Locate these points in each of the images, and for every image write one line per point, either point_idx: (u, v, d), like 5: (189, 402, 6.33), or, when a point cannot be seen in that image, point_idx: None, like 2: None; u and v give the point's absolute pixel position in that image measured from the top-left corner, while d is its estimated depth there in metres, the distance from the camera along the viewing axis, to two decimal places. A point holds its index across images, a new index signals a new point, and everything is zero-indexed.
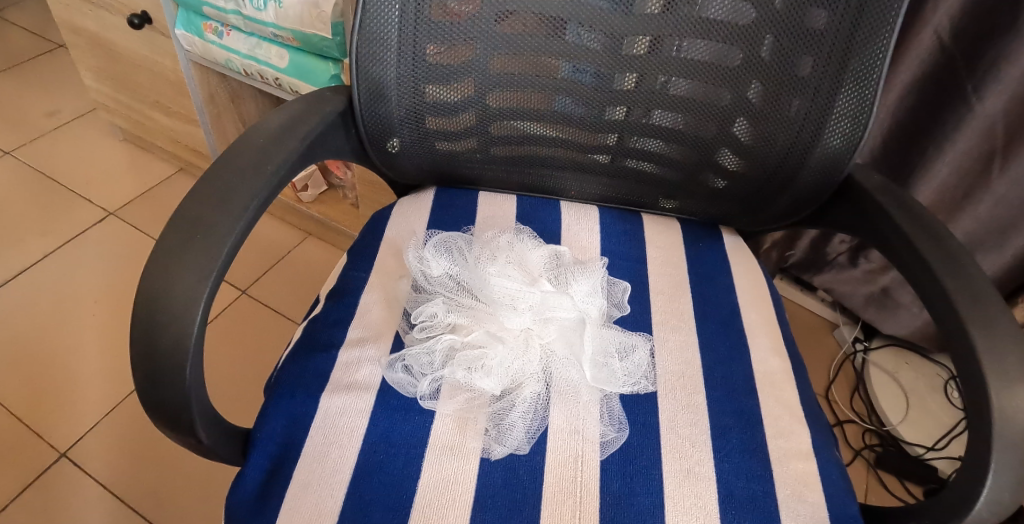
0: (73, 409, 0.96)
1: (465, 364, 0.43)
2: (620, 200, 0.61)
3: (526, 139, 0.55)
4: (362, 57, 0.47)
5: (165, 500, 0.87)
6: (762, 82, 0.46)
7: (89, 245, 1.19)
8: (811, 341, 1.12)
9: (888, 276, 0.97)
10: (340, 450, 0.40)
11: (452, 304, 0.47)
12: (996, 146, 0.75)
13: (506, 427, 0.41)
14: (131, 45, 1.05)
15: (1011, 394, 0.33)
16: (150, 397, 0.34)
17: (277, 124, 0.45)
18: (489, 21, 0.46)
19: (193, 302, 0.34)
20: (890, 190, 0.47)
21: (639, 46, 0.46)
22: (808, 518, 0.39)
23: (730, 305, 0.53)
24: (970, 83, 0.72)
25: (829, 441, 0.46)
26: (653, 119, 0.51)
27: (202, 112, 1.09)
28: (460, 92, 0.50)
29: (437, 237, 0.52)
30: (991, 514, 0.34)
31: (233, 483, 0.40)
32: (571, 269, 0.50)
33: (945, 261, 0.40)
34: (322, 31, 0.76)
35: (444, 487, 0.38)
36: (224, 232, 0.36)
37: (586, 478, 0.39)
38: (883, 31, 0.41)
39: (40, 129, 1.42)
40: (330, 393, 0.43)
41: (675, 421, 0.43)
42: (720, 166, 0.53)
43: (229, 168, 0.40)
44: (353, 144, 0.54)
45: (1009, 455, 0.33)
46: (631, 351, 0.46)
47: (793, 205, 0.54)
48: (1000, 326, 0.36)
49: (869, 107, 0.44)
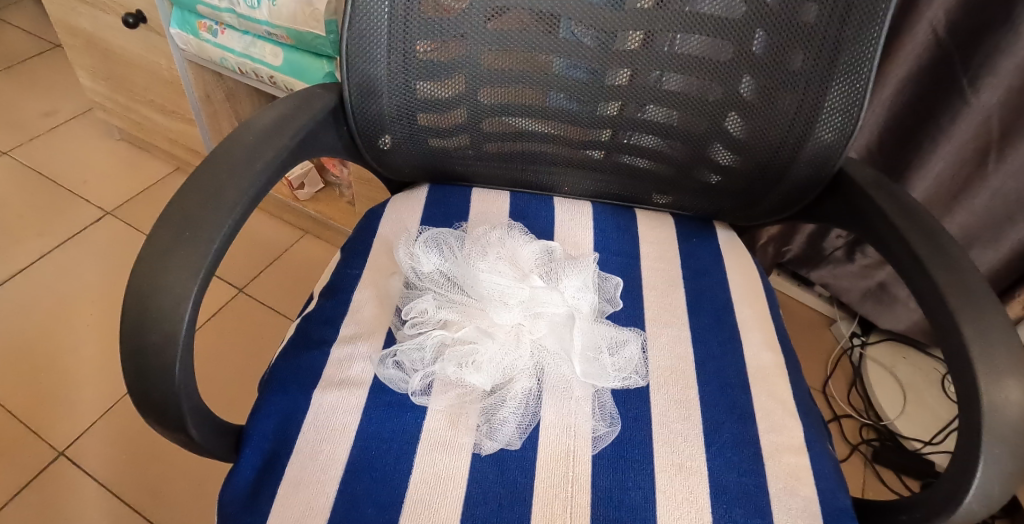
0: (70, 408, 0.96)
1: (455, 360, 0.43)
2: (614, 196, 0.60)
3: (519, 135, 0.55)
4: (353, 54, 0.47)
5: (164, 499, 0.88)
6: (754, 77, 0.46)
7: (85, 245, 1.20)
8: (809, 336, 1.12)
9: (884, 271, 0.97)
10: (331, 446, 0.40)
11: (442, 300, 0.47)
12: (991, 139, 0.75)
13: (498, 423, 0.41)
14: (126, 45, 1.05)
15: (999, 387, 0.33)
16: (140, 396, 0.34)
17: (268, 121, 0.45)
18: (479, 18, 0.46)
19: (183, 300, 0.34)
20: (882, 183, 0.47)
21: (631, 41, 0.46)
22: (800, 512, 0.39)
23: (724, 301, 0.53)
24: (966, 77, 0.72)
25: (822, 436, 0.46)
26: (646, 114, 0.51)
27: (198, 111, 1.09)
28: (452, 88, 0.50)
29: (428, 234, 0.52)
30: (981, 508, 0.34)
31: (226, 479, 0.40)
32: (562, 265, 0.50)
33: (936, 254, 0.40)
34: (315, 29, 0.76)
35: (436, 483, 0.38)
36: (213, 229, 0.36)
37: (578, 474, 0.39)
38: (874, 24, 0.41)
39: (37, 130, 1.42)
40: (322, 390, 0.44)
41: (667, 416, 0.43)
42: (713, 161, 0.53)
43: (218, 166, 0.40)
44: (345, 141, 0.54)
45: (999, 448, 0.33)
46: (623, 346, 0.46)
47: (786, 200, 0.54)
48: (990, 320, 0.36)
49: (860, 101, 0.44)
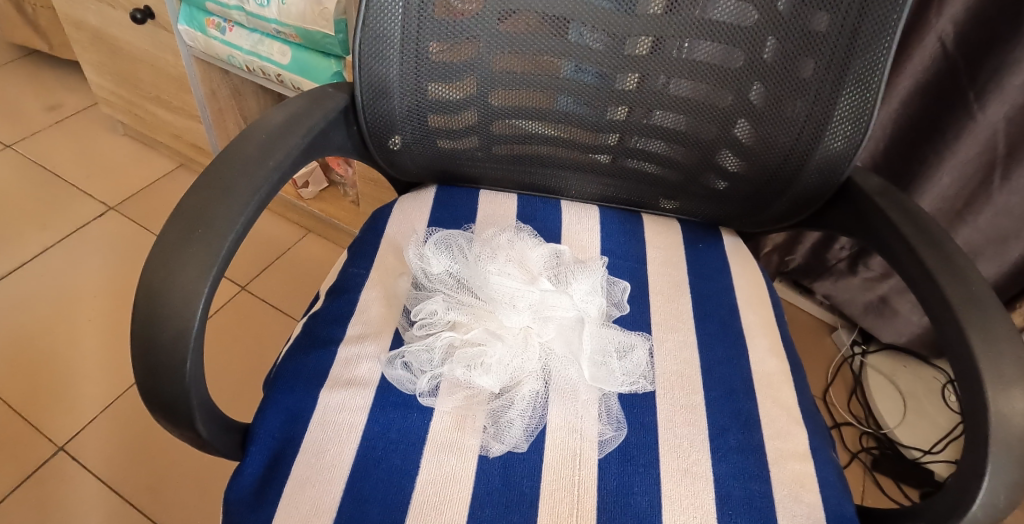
0: (72, 401, 0.96)
1: (465, 362, 0.43)
2: (621, 200, 0.61)
3: (528, 138, 0.55)
4: (364, 55, 0.47)
5: (164, 496, 0.88)
6: (764, 84, 0.46)
7: (89, 239, 1.20)
8: (810, 343, 1.12)
9: (887, 284, 0.97)
10: (338, 447, 0.40)
11: (452, 302, 0.47)
12: (997, 156, 0.75)
13: (505, 425, 0.41)
14: (134, 40, 1.05)
15: (1008, 396, 0.33)
16: (151, 391, 0.35)
17: (279, 121, 0.45)
18: (492, 19, 0.46)
19: (195, 296, 0.34)
20: (890, 192, 0.48)
21: (640, 46, 0.46)
22: (805, 519, 0.39)
23: (730, 305, 0.53)
24: (972, 91, 0.72)
25: (826, 442, 0.46)
26: (653, 119, 0.51)
27: (203, 108, 1.09)
28: (461, 91, 0.50)
29: (438, 235, 0.52)
30: (987, 517, 0.34)
31: (231, 477, 0.40)
32: (571, 269, 0.50)
33: (943, 263, 0.40)
34: (324, 28, 0.76)
35: (443, 485, 0.38)
36: (225, 226, 0.36)
37: (584, 477, 0.39)
38: (886, 34, 0.41)
39: (41, 123, 1.42)
40: (329, 389, 0.44)
41: (673, 421, 0.43)
42: (720, 167, 0.53)
43: (231, 163, 0.40)
44: (355, 141, 0.54)
45: (1006, 459, 0.33)
46: (630, 350, 0.46)
47: (792, 207, 0.54)
48: (998, 329, 0.36)
49: (869, 110, 0.44)
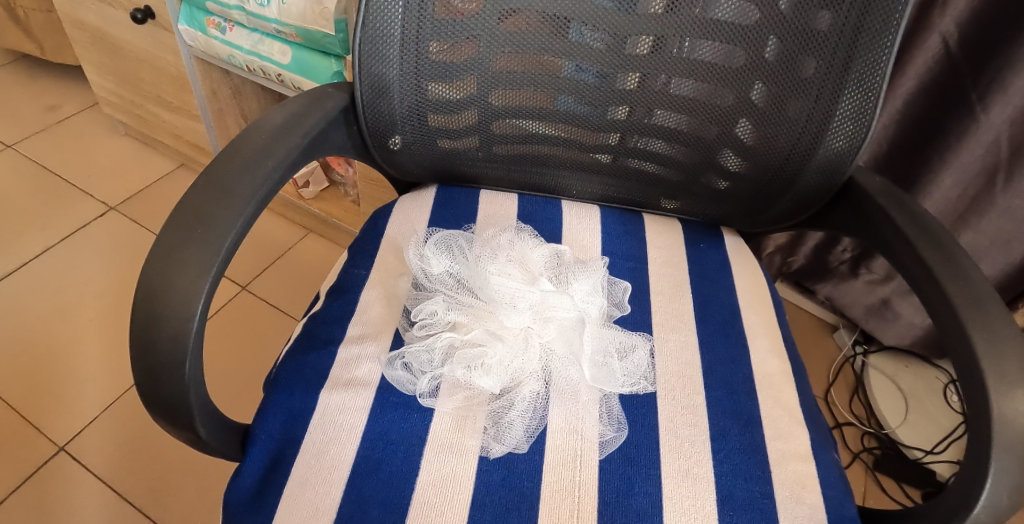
0: (73, 400, 0.96)
1: (465, 362, 0.43)
2: (622, 200, 0.60)
3: (528, 138, 0.55)
4: (364, 54, 0.47)
5: (164, 496, 0.88)
6: (765, 83, 0.46)
7: (89, 239, 1.20)
8: (811, 343, 1.12)
9: (890, 287, 0.97)
10: (338, 448, 0.40)
11: (452, 302, 0.47)
12: (1000, 158, 0.75)
13: (506, 426, 0.41)
14: (135, 40, 1.04)
15: (1011, 397, 0.33)
16: (150, 391, 0.34)
17: (279, 120, 0.45)
18: (492, 19, 0.46)
19: (195, 296, 0.34)
20: (892, 192, 0.47)
21: (641, 46, 0.46)
22: (807, 520, 0.39)
23: (730, 305, 0.53)
24: (975, 91, 0.72)
25: (828, 444, 0.46)
26: (654, 118, 0.51)
27: (203, 108, 1.09)
28: (461, 90, 0.50)
29: (438, 235, 0.52)
30: (989, 520, 0.33)
31: (231, 478, 0.40)
32: (572, 269, 0.50)
33: (946, 263, 0.40)
34: (325, 28, 0.76)
35: (443, 487, 0.38)
36: (225, 226, 0.36)
37: (585, 479, 0.39)
38: (888, 33, 0.41)
39: (43, 123, 1.42)
40: (329, 389, 0.43)
41: (674, 422, 0.43)
42: (721, 167, 0.53)
43: (230, 163, 0.40)
44: (355, 141, 0.54)
45: (1009, 461, 0.32)
46: (631, 351, 0.46)
47: (794, 207, 0.54)
48: (1001, 330, 0.36)
49: (871, 110, 0.44)
